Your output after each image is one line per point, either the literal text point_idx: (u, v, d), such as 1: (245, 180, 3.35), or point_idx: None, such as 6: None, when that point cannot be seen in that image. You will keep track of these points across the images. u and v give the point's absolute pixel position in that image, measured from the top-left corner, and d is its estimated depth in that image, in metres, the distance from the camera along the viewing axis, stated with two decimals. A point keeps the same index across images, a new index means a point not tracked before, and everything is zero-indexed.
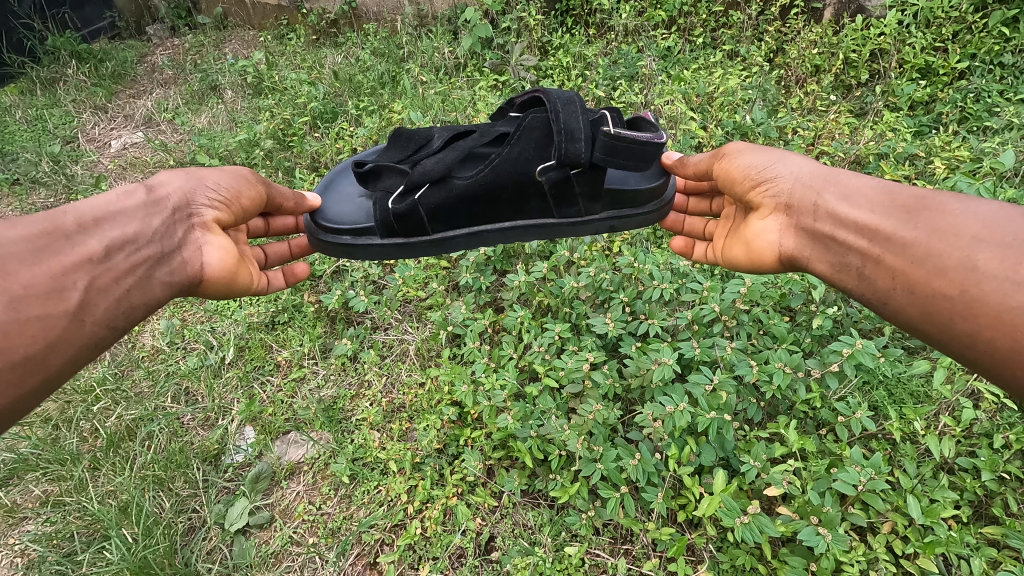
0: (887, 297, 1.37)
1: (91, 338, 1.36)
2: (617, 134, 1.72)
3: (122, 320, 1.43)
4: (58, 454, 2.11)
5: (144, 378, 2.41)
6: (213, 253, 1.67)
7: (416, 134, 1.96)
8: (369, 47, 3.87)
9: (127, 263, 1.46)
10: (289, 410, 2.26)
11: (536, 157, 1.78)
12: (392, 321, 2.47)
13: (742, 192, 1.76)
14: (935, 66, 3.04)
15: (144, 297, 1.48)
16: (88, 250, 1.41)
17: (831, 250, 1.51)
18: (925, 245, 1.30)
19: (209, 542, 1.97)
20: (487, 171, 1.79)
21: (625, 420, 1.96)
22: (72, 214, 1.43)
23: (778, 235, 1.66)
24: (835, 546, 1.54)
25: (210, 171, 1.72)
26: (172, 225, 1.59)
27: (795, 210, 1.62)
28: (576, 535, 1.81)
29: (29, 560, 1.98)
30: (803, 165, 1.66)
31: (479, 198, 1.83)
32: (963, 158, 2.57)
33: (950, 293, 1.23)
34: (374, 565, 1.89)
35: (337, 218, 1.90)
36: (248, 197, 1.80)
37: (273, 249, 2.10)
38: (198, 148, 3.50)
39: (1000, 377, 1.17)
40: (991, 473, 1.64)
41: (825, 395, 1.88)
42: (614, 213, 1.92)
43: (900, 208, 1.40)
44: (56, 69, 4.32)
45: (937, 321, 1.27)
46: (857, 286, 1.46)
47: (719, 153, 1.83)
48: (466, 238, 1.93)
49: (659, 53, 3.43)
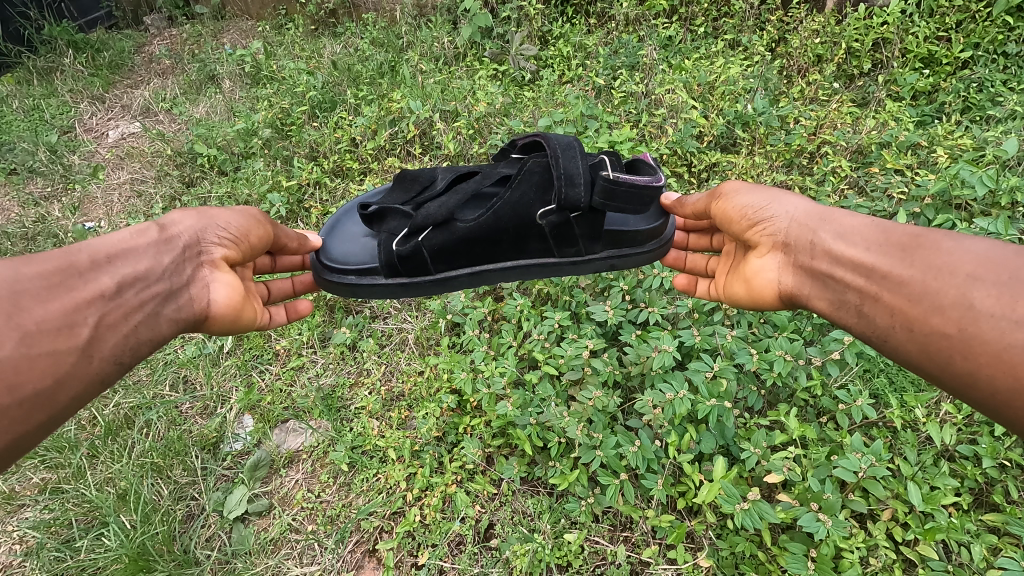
0: (887, 335, 1.33)
1: (98, 374, 1.32)
2: (616, 179, 1.71)
3: (130, 356, 1.40)
4: (56, 441, 2.11)
5: (143, 367, 2.40)
6: (220, 290, 1.62)
7: (420, 175, 1.94)
8: (369, 37, 3.85)
9: (137, 300, 1.43)
10: (288, 398, 2.25)
11: (536, 201, 1.78)
12: (392, 310, 2.46)
13: (740, 231, 1.73)
14: (939, 55, 3.00)
15: (151, 334, 1.44)
16: (99, 285, 1.37)
17: (830, 288, 1.48)
18: (922, 284, 1.27)
19: (208, 529, 1.96)
20: (488, 213, 1.77)
21: (625, 407, 1.96)
22: (85, 250, 1.40)
23: (777, 273, 1.63)
24: (836, 533, 1.53)
25: (221, 211, 1.70)
26: (182, 262, 1.56)
27: (792, 248, 1.59)
28: (576, 522, 1.80)
29: (28, 547, 1.97)
30: (799, 202, 1.64)
31: (480, 238, 1.81)
32: (965, 147, 2.55)
33: (949, 331, 1.20)
34: (374, 552, 1.88)
35: (343, 259, 1.88)
36: (256, 235, 1.76)
37: (276, 284, 2.05)
38: (196, 138, 3.48)
39: (1006, 417, 1.12)
40: (992, 460, 1.64)
41: (825, 383, 1.87)
42: (614, 252, 1.91)
43: (896, 246, 1.37)
44: (53, 59, 4.29)
45: (938, 359, 1.22)
46: (857, 323, 1.41)
47: (716, 192, 1.80)
48: (469, 277, 1.91)
49: (660, 43, 3.41)
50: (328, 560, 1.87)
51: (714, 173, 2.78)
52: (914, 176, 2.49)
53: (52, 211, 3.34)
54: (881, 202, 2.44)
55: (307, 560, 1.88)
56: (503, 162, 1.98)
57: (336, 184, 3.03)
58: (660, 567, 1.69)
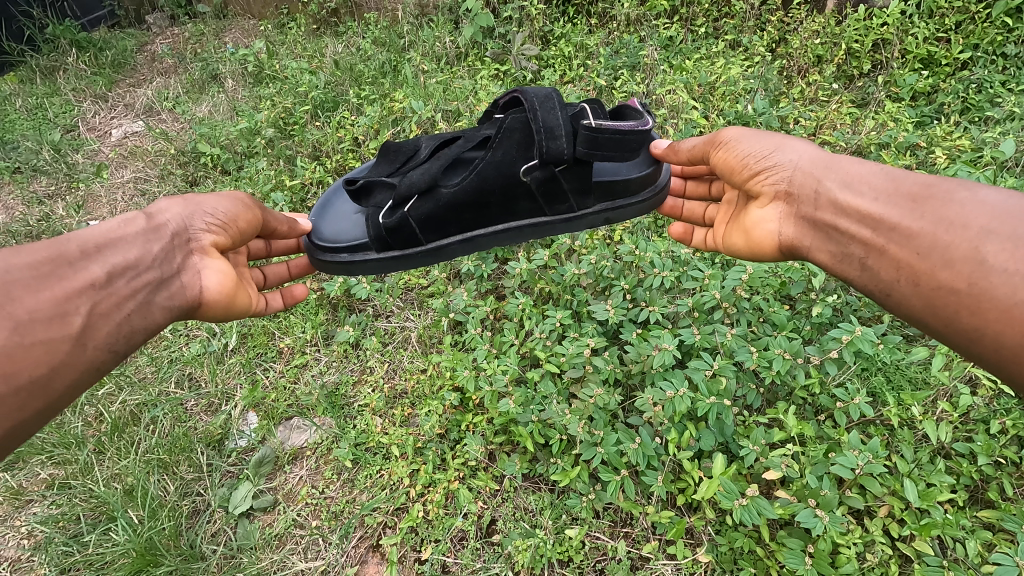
0: (891, 288, 1.37)
1: (93, 362, 1.34)
2: (598, 126, 1.71)
3: (124, 344, 1.42)
4: (63, 437, 2.13)
5: (148, 364, 2.43)
6: (212, 277, 1.65)
7: (403, 146, 1.95)
8: (370, 37, 3.87)
9: (129, 288, 1.44)
10: (291, 395, 2.28)
11: (519, 158, 1.79)
12: (395, 308, 2.48)
13: (743, 181, 1.75)
14: (938, 56, 3.02)
15: (144, 322, 1.46)
16: (89, 275, 1.39)
17: (833, 239, 1.50)
18: (931, 236, 1.29)
19: (213, 525, 1.98)
20: (479, 171, 1.79)
21: (626, 405, 1.98)
22: (75, 241, 1.42)
23: (779, 223, 1.66)
24: (833, 529, 1.55)
25: (207, 198, 1.70)
26: (171, 250, 1.57)
27: (796, 199, 1.60)
28: (576, 518, 1.83)
29: (36, 542, 2.00)
30: (804, 151, 1.64)
31: (469, 200, 1.83)
32: (964, 148, 2.57)
33: (958, 286, 1.22)
34: (378, 547, 1.91)
35: (335, 237, 1.89)
36: (246, 220, 1.76)
37: (272, 271, 2.09)
38: (199, 137, 3.50)
39: (1006, 370, 1.17)
40: (987, 458, 1.66)
41: (823, 381, 1.90)
42: (607, 205, 1.92)
43: (905, 197, 1.38)
44: (56, 58, 4.31)
45: (942, 315, 1.26)
46: (860, 275, 1.45)
47: (714, 140, 1.81)
48: (462, 245, 1.93)
49: (661, 43, 3.42)
50: (332, 556, 1.89)
51: None
52: None
53: (56, 210, 3.37)
54: None
55: (311, 555, 1.90)
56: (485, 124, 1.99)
57: None
58: (659, 562, 1.71)
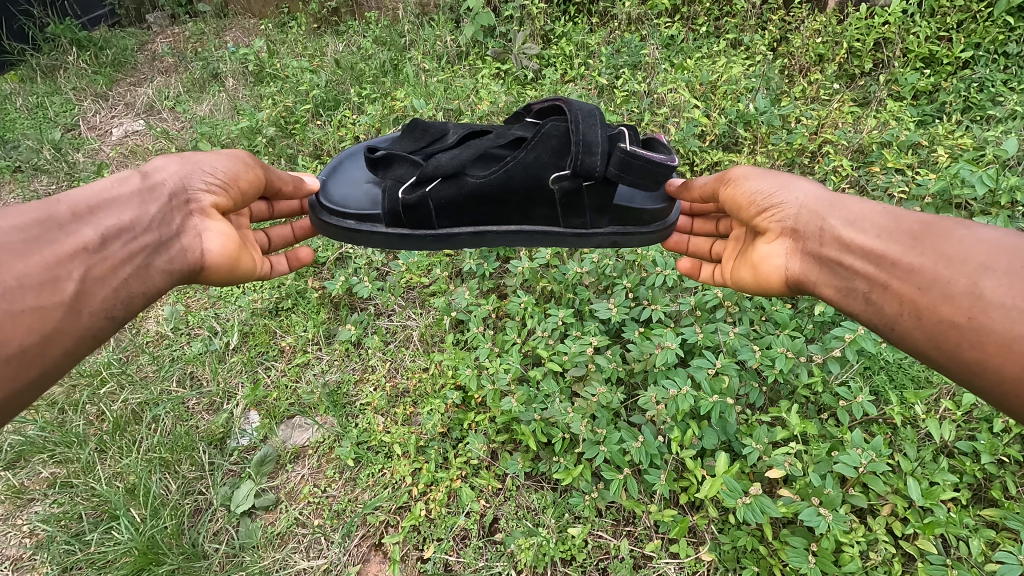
0: (894, 323, 1.35)
1: (89, 329, 1.34)
2: (633, 151, 1.72)
3: (120, 310, 1.42)
4: (64, 436, 2.13)
5: (150, 363, 2.43)
6: (214, 239, 1.67)
7: (431, 127, 1.96)
8: (371, 35, 3.86)
9: (124, 252, 1.44)
10: (293, 394, 2.28)
11: (550, 164, 1.78)
12: (396, 307, 2.48)
13: (748, 218, 1.74)
14: (940, 55, 3.02)
15: (142, 286, 1.47)
16: (82, 239, 1.38)
17: (838, 274, 1.49)
18: (933, 272, 1.28)
19: (215, 524, 1.98)
20: (507, 170, 1.78)
21: (628, 404, 1.98)
22: (65, 202, 1.40)
23: (785, 258, 1.64)
24: (836, 527, 1.56)
25: (205, 157, 1.71)
26: (169, 212, 1.58)
27: (801, 235, 1.60)
28: (579, 516, 1.83)
29: (38, 540, 2.00)
30: (808, 190, 1.65)
31: (491, 194, 1.83)
32: (966, 147, 2.57)
33: (958, 319, 1.21)
34: (380, 546, 1.91)
35: (343, 202, 1.89)
36: (246, 179, 1.79)
37: (276, 233, 2.11)
38: (200, 136, 3.50)
39: (1011, 404, 1.15)
40: (991, 456, 1.66)
41: (826, 380, 1.90)
42: (618, 229, 1.92)
43: (907, 234, 1.39)
44: (56, 57, 4.30)
45: (945, 348, 1.24)
46: (864, 311, 1.43)
47: (724, 176, 1.81)
48: (471, 237, 1.93)
49: (662, 42, 3.42)
50: (334, 554, 1.89)
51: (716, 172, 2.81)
52: (915, 175, 2.51)
53: None
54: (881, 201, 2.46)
55: (313, 554, 1.90)
56: (516, 126, 1.98)
57: None
58: (662, 561, 1.71)
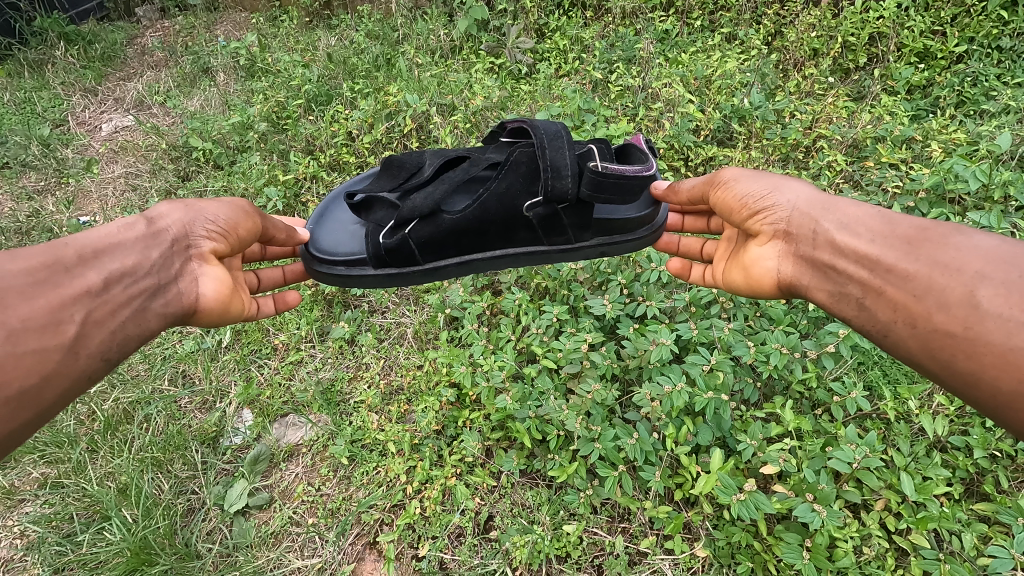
0: (887, 330, 1.33)
1: (86, 370, 1.31)
2: (603, 170, 1.72)
3: (117, 352, 1.39)
4: (55, 436, 2.11)
5: (141, 362, 2.41)
6: (209, 284, 1.62)
7: (407, 162, 1.93)
8: (364, 29, 3.83)
9: (124, 295, 1.42)
10: (287, 392, 2.27)
11: (523, 191, 1.77)
12: (390, 304, 2.47)
13: (740, 220, 1.72)
14: (934, 49, 3.02)
15: (138, 329, 1.43)
16: (85, 282, 1.36)
17: (831, 278, 1.48)
18: (928, 279, 1.26)
19: (209, 523, 1.97)
20: (487, 196, 1.76)
21: (623, 400, 1.97)
22: (72, 245, 1.39)
23: (777, 261, 1.63)
24: (830, 522, 1.55)
25: (208, 203, 1.67)
26: (170, 257, 1.54)
27: (794, 238, 1.58)
28: (574, 513, 1.82)
29: (29, 541, 1.98)
30: (801, 192, 1.62)
31: (470, 226, 1.80)
32: (960, 141, 2.56)
33: (953, 329, 1.19)
34: (375, 544, 1.91)
35: (332, 249, 1.87)
36: (246, 228, 1.73)
37: (267, 274, 2.04)
38: (191, 131, 3.45)
39: (1003, 417, 1.12)
40: (983, 451, 1.67)
41: (820, 375, 1.90)
42: (604, 240, 1.91)
43: (902, 239, 1.37)
44: (44, 51, 4.24)
45: (940, 357, 1.22)
46: (857, 316, 1.41)
47: (713, 179, 1.79)
48: (458, 267, 1.90)
49: (657, 36, 3.41)
50: (329, 553, 1.88)
51: (709, 168, 2.82)
52: (909, 170, 2.49)
53: (45, 207, 3.33)
54: (875, 196, 2.43)
55: (308, 553, 1.90)
56: (492, 146, 1.95)
57: (333, 179, 3.02)
58: (658, 557, 1.72)
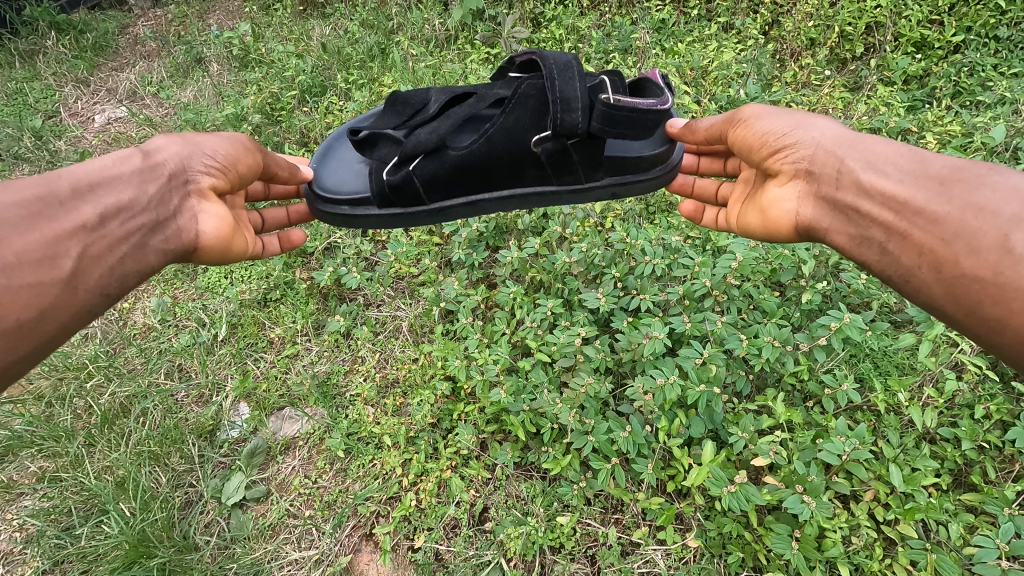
0: (911, 274, 1.35)
1: (85, 304, 1.35)
2: (615, 103, 1.68)
3: (115, 288, 1.42)
4: (52, 430, 2.12)
5: (138, 356, 2.43)
6: (209, 221, 1.64)
7: (412, 98, 1.92)
8: (358, 19, 3.78)
9: (121, 231, 1.44)
10: (283, 386, 2.28)
11: (532, 127, 1.76)
12: (386, 298, 2.49)
13: (761, 160, 1.72)
14: (930, 39, 3.00)
15: (137, 265, 1.47)
16: (80, 216, 1.38)
17: (853, 221, 1.49)
18: (958, 222, 1.27)
19: (206, 515, 1.99)
20: (494, 131, 1.75)
21: (616, 393, 1.98)
22: (66, 178, 1.40)
23: (797, 202, 1.64)
24: (819, 513, 1.58)
25: (207, 137, 1.67)
26: (168, 191, 1.56)
27: (816, 177, 1.59)
28: (568, 505, 1.85)
29: (28, 534, 1.99)
30: (826, 131, 1.62)
31: (476, 161, 1.79)
32: (954, 133, 2.56)
33: (982, 274, 1.21)
34: (371, 535, 1.93)
35: (336, 188, 1.88)
36: (246, 163, 1.73)
37: (270, 214, 2.09)
38: (185, 123, 3.43)
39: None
40: (971, 442, 1.69)
41: (812, 368, 1.91)
42: (616, 179, 1.90)
43: (933, 179, 1.37)
44: (35, 41, 4.20)
45: (964, 302, 1.24)
46: (879, 260, 1.43)
47: (734, 117, 1.79)
48: (464, 207, 1.91)
49: (653, 26, 3.38)
50: (325, 544, 1.91)
51: None
52: None
53: None
54: None
55: (305, 545, 1.92)
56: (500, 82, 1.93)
57: None
58: (650, 547, 1.74)
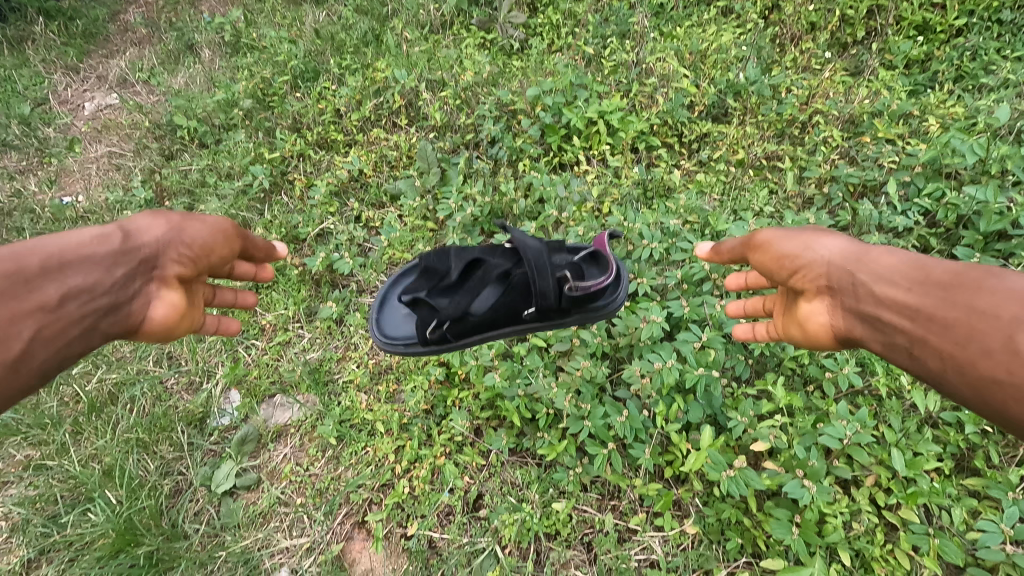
0: (941, 381, 1.09)
1: (19, 393, 1.14)
2: (578, 287, 1.62)
3: (56, 369, 1.20)
4: (38, 418, 2.07)
5: (125, 343, 2.38)
6: (160, 309, 1.41)
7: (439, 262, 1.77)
8: (352, 3, 3.70)
9: (79, 312, 1.22)
10: (274, 372, 2.24)
11: (523, 303, 1.69)
12: (379, 283, 2.43)
13: (780, 281, 1.45)
14: (932, 23, 2.95)
15: (82, 348, 1.24)
16: (41, 297, 1.17)
17: (878, 330, 1.21)
18: (967, 325, 1.03)
19: (196, 504, 1.96)
20: (502, 298, 1.68)
21: (614, 378, 1.93)
22: (38, 252, 1.19)
23: (831, 313, 1.31)
24: (820, 498, 1.56)
25: (192, 225, 1.49)
26: (134, 277, 1.34)
27: (834, 290, 1.30)
28: (564, 491, 1.81)
29: (12, 523, 1.95)
30: (838, 244, 1.35)
31: (496, 323, 1.73)
32: (958, 116, 2.50)
33: (997, 375, 0.98)
34: (363, 523, 1.90)
35: (393, 336, 1.86)
36: (220, 255, 1.57)
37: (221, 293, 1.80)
38: (175, 110, 3.34)
39: None
40: (975, 426, 1.66)
41: (813, 352, 1.87)
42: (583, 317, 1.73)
43: (936, 282, 1.12)
44: (24, 28, 4.12)
45: (993, 406, 1.00)
46: (910, 366, 1.16)
47: (749, 242, 1.55)
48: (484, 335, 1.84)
49: (652, 9, 3.30)
50: (317, 532, 1.88)
51: (704, 144, 2.77)
52: (906, 145, 2.45)
53: (28, 187, 3.27)
54: (871, 171, 2.37)
55: (296, 532, 1.89)
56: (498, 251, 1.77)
57: (321, 157, 2.95)
58: (647, 534, 1.72)
